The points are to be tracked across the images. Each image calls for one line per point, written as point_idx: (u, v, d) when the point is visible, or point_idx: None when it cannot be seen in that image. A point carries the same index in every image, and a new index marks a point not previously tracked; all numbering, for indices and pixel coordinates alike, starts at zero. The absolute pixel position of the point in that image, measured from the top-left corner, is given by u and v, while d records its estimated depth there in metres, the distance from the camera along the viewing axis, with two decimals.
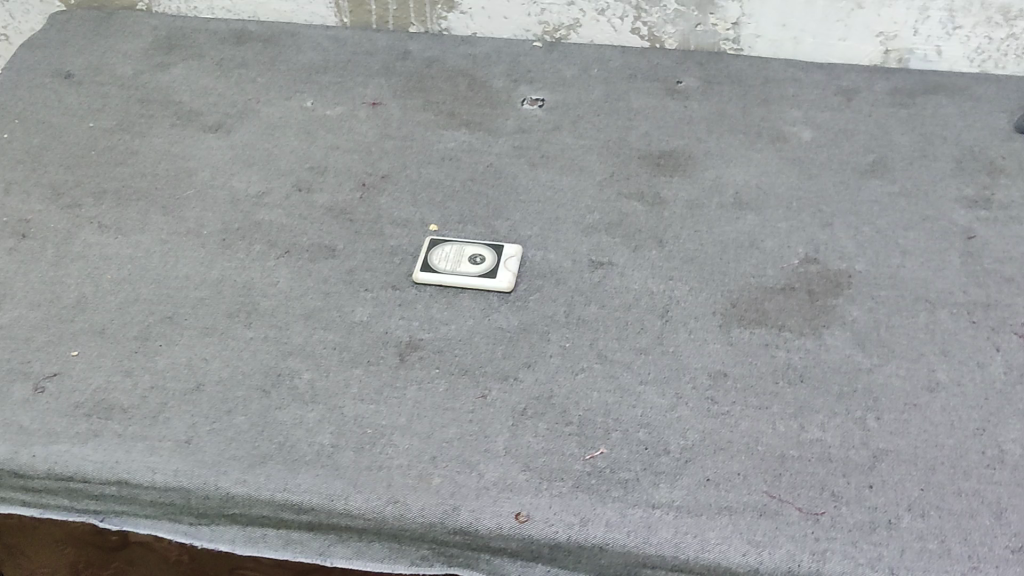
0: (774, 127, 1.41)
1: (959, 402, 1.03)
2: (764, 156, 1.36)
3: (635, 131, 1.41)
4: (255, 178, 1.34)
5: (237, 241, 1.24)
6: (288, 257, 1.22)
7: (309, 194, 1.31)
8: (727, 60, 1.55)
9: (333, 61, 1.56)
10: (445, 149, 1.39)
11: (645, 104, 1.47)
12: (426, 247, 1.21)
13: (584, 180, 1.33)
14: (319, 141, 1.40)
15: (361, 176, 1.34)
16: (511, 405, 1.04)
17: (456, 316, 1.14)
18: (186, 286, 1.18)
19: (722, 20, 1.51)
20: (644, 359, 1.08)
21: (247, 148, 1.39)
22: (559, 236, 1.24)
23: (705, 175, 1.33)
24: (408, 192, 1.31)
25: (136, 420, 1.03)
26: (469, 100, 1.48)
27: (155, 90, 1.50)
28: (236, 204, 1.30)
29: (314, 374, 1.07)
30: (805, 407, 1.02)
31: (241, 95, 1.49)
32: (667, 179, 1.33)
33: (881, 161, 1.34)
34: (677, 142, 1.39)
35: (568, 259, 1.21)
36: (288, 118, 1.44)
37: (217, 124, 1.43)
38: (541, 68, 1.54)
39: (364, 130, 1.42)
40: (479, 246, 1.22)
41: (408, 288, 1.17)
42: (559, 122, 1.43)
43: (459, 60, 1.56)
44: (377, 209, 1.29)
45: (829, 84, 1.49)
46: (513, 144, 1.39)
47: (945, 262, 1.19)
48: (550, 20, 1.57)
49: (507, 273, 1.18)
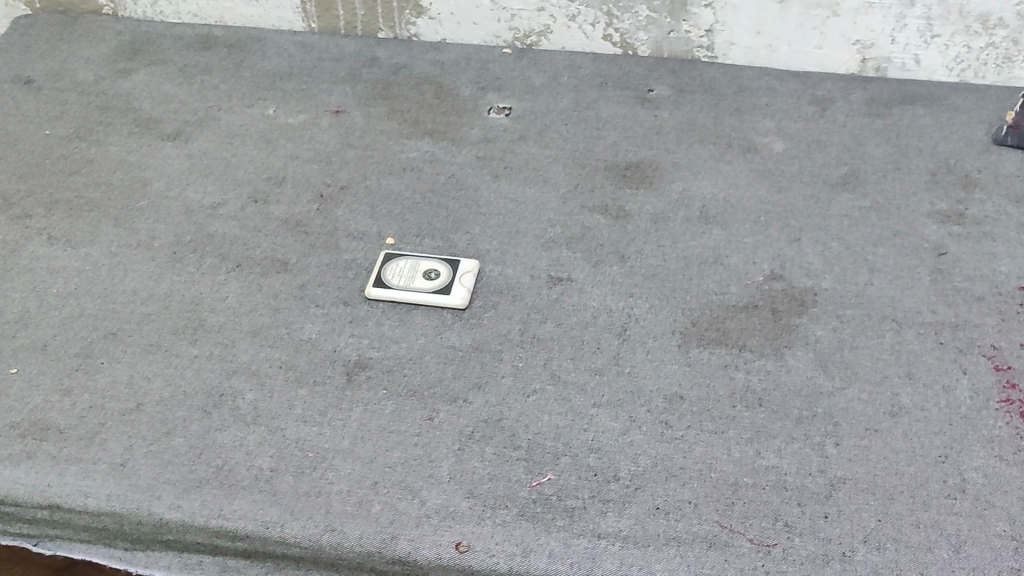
0: (746, 137, 1.37)
1: (922, 428, 0.99)
2: (734, 167, 1.32)
3: (603, 141, 1.38)
4: (210, 188, 1.31)
5: (188, 254, 1.21)
6: (239, 271, 1.19)
7: (264, 205, 1.28)
8: (701, 68, 1.51)
9: (298, 68, 1.53)
10: (407, 159, 1.35)
11: (615, 113, 1.43)
12: (380, 262, 1.18)
13: (547, 192, 1.30)
14: (278, 150, 1.37)
15: (319, 187, 1.31)
16: (458, 428, 1.00)
17: (408, 334, 1.11)
18: (132, 301, 1.15)
19: (695, 27, 1.48)
20: (599, 380, 1.05)
21: (205, 158, 1.36)
22: (519, 251, 1.21)
23: (672, 187, 1.30)
24: (366, 204, 1.28)
25: (72, 441, 0.99)
26: (435, 109, 1.45)
27: (115, 97, 1.47)
28: (190, 215, 1.27)
29: (257, 395, 1.04)
30: (762, 432, 0.99)
31: (202, 103, 1.46)
32: (633, 191, 1.29)
33: (853, 174, 1.30)
34: (646, 153, 1.36)
35: (526, 274, 1.18)
36: (248, 127, 1.41)
37: (176, 133, 1.40)
38: (510, 76, 1.51)
39: (325, 139, 1.39)
40: (435, 261, 1.19)
41: (360, 305, 1.14)
42: (525, 132, 1.40)
43: (427, 67, 1.53)
44: (334, 221, 1.26)
45: (803, 93, 1.45)
46: (477, 155, 1.36)
47: (914, 280, 1.15)
48: (521, 26, 1.54)
49: (462, 289, 1.15)
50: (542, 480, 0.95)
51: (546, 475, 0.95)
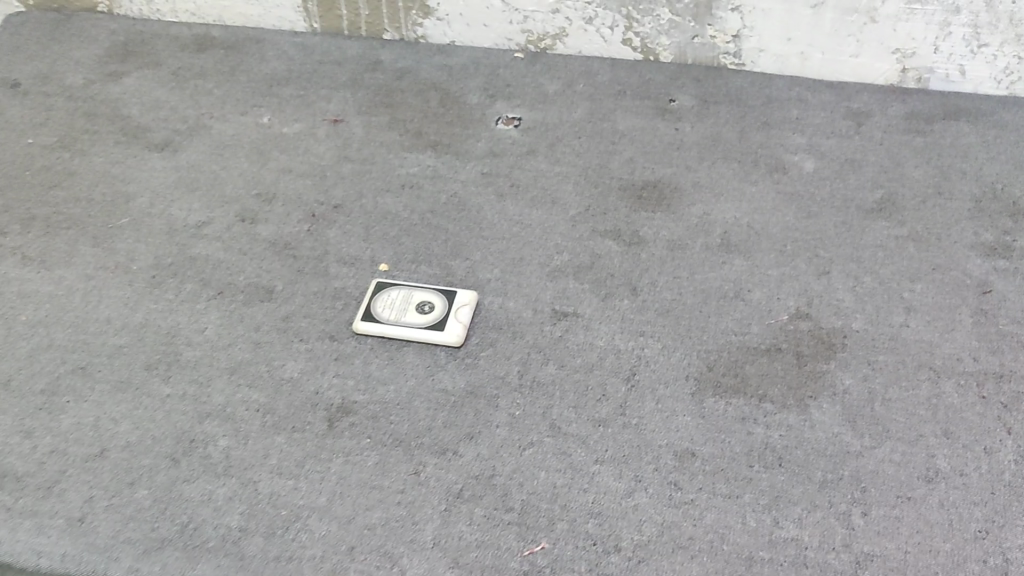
0: (774, 154, 1.27)
1: (960, 497, 0.89)
2: (759, 188, 1.22)
3: (618, 156, 1.28)
4: (196, 206, 1.22)
5: (168, 279, 1.13)
6: (221, 300, 1.10)
7: (252, 225, 1.20)
8: (727, 76, 1.40)
9: (296, 73, 1.44)
10: (407, 175, 1.26)
11: (633, 125, 1.32)
12: (371, 292, 1.10)
13: (556, 214, 1.20)
14: (270, 164, 1.28)
15: (312, 205, 1.22)
16: (446, 485, 0.92)
17: (397, 375, 1.02)
18: (105, 332, 1.07)
19: (721, 32, 1.37)
20: (603, 433, 0.95)
21: (192, 170, 1.27)
22: (521, 281, 1.12)
23: (692, 210, 1.20)
24: (360, 226, 1.19)
25: (29, 492, 0.92)
26: (439, 119, 1.35)
27: (103, 102, 1.39)
28: (172, 235, 1.18)
29: (230, 441, 0.96)
30: (782, 498, 0.89)
31: (193, 109, 1.37)
32: (649, 213, 1.19)
33: (890, 199, 1.20)
34: (664, 170, 1.25)
35: (529, 308, 1.08)
36: (240, 137, 1.33)
37: (163, 142, 1.32)
38: (522, 82, 1.41)
39: (321, 152, 1.30)
40: (430, 292, 1.10)
41: (347, 341, 1.06)
42: (535, 146, 1.30)
43: (433, 72, 1.44)
44: (325, 244, 1.17)
45: (838, 105, 1.34)
46: (482, 171, 1.26)
47: (954, 323, 1.04)
48: (534, 29, 1.43)
49: (457, 325, 1.06)
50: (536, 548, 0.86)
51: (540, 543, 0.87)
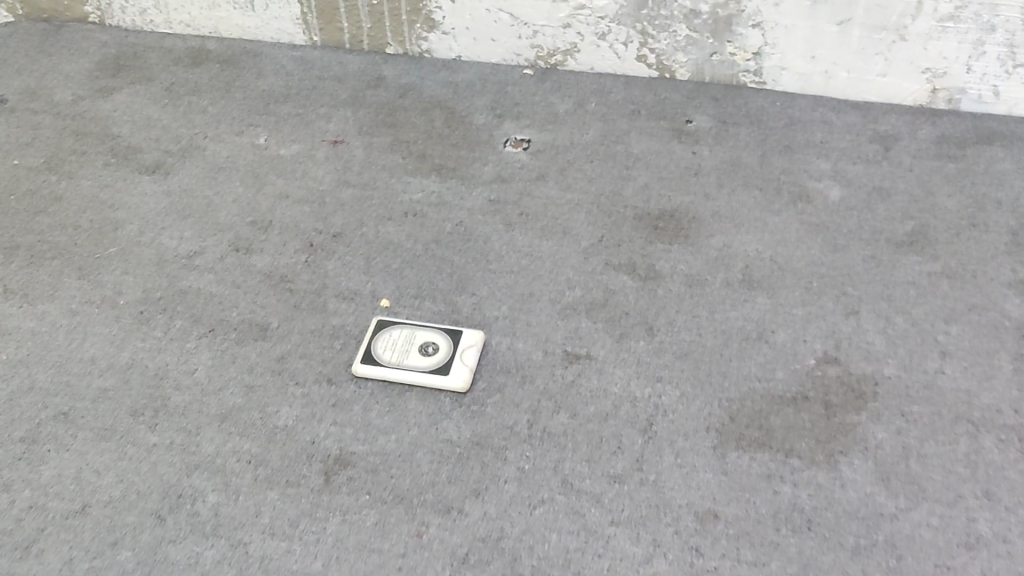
0: (797, 181, 1.20)
1: (1005, 566, 0.82)
2: (783, 218, 1.15)
3: (633, 183, 1.21)
4: (187, 234, 1.16)
5: (157, 315, 1.07)
6: (212, 338, 1.04)
7: (247, 255, 1.13)
8: (747, 95, 1.33)
9: (295, 90, 1.37)
10: (410, 201, 1.20)
11: (648, 147, 1.26)
12: (371, 331, 1.03)
13: (567, 245, 1.13)
14: (266, 188, 1.22)
15: (310, 234, 1.16)
16: (450, 548, 0.85)
17: (399, 424, 0.96)
18: (89, 373, 1.01)
19: (741, 49, 1.30)
20: (618, 491, 0.89)
21: (184, 195, 1.21)
22: (531, 319, 1.05)
23: (711, 241, 1.13)
24: (360, 257, 1.13)
25: (4, 552, 0.86)
26: (444, 140, 1.29)
27: (92, 120, 1.33)
28: (162, 266, 1.12)
29: (220, 497, 0.90)
30: (812, 566, 0.83)
31: (187, 129, 1.31)
32: (666, 245, 1.13)
33: (922, 231, 1.13)
34: (681, 198, 1.19)
35: (539, 350, 1.02)
36: (235, 159, 1.26)
37: (155, 164, 1.26)
38: (531, 101, 1.34)
39: (321, 176, 1.24)
40: (434, 332, 1.03)
41: (346, 385, 0.99)
42: (545, 171, 1.23)
43: (438, 89, 1.37)
44: (323, 278, 1.11)
45: (865, 128, 1.27)
46: (489, 197, 1.20)
47: (993, 369, 0.98)
48: (544, 44, 1.37)
49: (463, 368, 0.99)
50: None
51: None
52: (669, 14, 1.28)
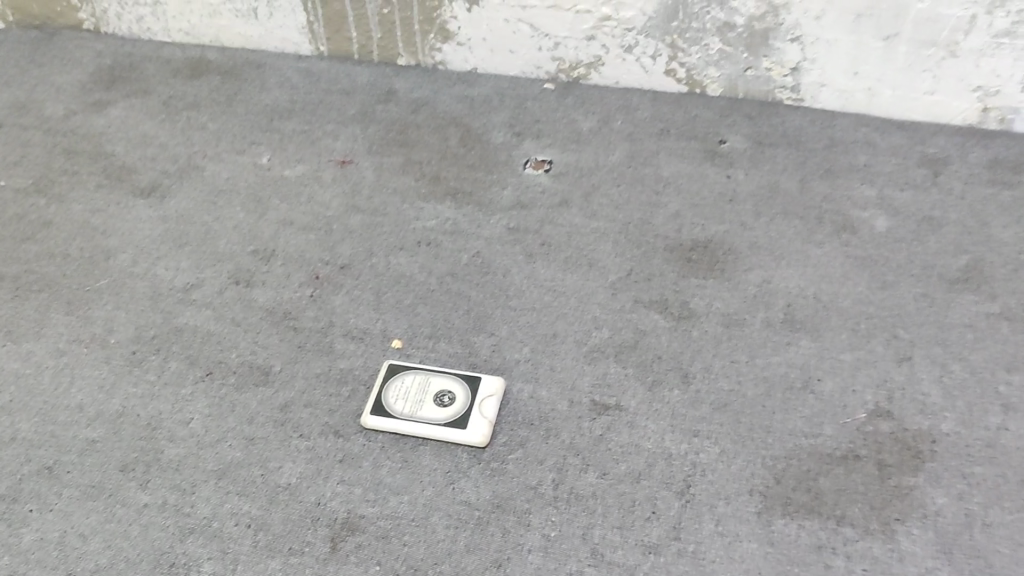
0: (840, 209, 1.11)
1: None
2: (825, 251, 1.07)
3: (663, 210, 1.13)
4: (184, 264, 1.08)
5: (150, 356, 0.99)
6: (210, 383, 0.96)
7: (247, 289, 1.05)
8: (784, 113, 1.24)
9: (300, 104, 1.29)
10: (424, 229, 1.11)
11: (679, 171, 1.17)
12: (381, 377, 0.95)
13: (593, 280, 1.05)
14: (269, 214, 1.14)
15: (316, 266, 1.08)
16: None
17: (412, 483, 0.88)
18: (76, 422, 0.93)
19: (778, 64, 1.21)
20: (654, 563, 0.81)
21: (181, 221, 1.13)
22: (555, 364, 0.97)
23: (749, 276, 1.05)
24: (370, 291, 1.05)
25: None
26: (460, 161, 1.20)
27: (85, 137, 1.24)
28: (157, 301, 1.04)
29: (216, 567, 0.82)
30: None
31: (185, 147, 1.23)
32: (701, 280, 1.05)
33: (977, 266, 1.04)
34: (715, 227, 1.10)
35: (565, 399, 0.94)
36: (236, 181, 1.18)
37: (150, 186, 1.18)
38: (553, 118, 1.25)
39: (327, 200, 1.15)
40: (450, 378, 0.95)
41: (354, 438, 0.91)
42: (568, 196, 1.15)
43: (453, 104, 1.28)
44: (330, 315, 1.02)
45: (911, 150, 1.18)
46: (508, 225, 1.12)
47: None
48: (566, 57, 1.28)
49: (482, 421, 0.91)
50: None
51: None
52: (701, 27, 1.19)
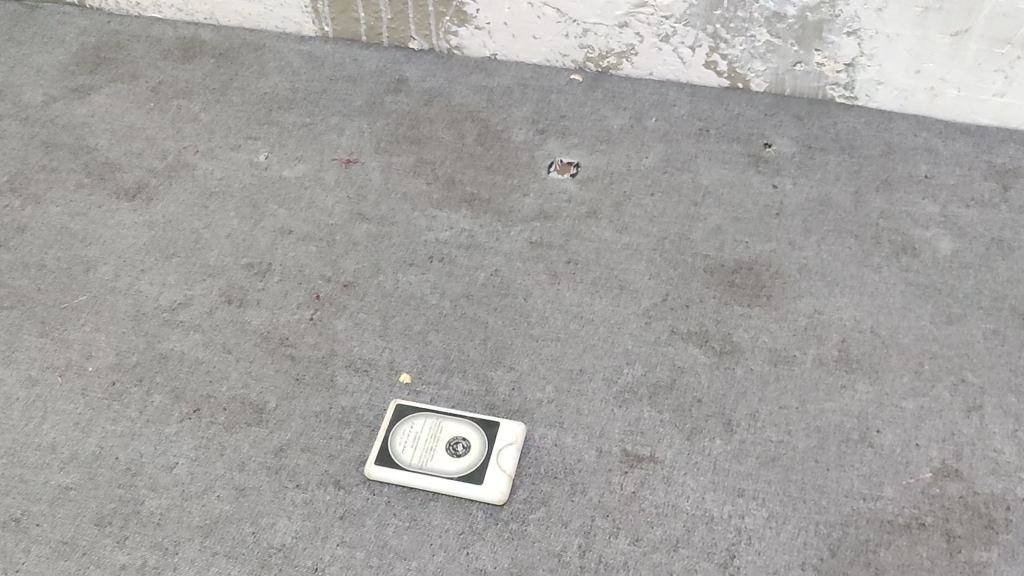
0: (899, 228, 1.00)
1: None
2: (883, 277, 0.96)
3: (702, 224, 1.01)
4: (171, 279, 0.98)
5: (132, 387, 0.89)
6: (197, 421, 0.86)
7: (241, 310, 0.95)
8: (835, 113, 1.12)
9: (301, 93, 1.17)
10: (436, 242, 1.01)
11: (719, 178, 1.06)
12: (388, 421, 0.85)
13: (624, 306, 0.94)
14: (266, 221, 1.03)
15: (317, 283, 0.97)
16: None
17: (421, 546, 0.78)
18: (48, 465, 0.84)
19: (832, 59, 1.09)
20: None
21: (169, 228, 1.03)
22: (582, 406, 0.87)
23: (798, 305, 0.94)
24: (377, 315, 0.94)
25: None
26: (477, 162, 1.09)
27: (66, 129, 1.14)
28: (139, 322, 0.94)
29: None
30: None
31: (175, 142, 1.12)
32: (745, 309, 0.94)
33: None
34: (761, 246, 0.99)
35: (592, 449, 0.84)
36: (230, 182, 1.07)
37: (136, 187, 1.07)
38: (580, 114, 1.14)
39: (330, 206, 1.04)
40: (464, 423, 0.85)
41: (357, 490, 0.82)
42: (597, 205, 1.04)
43: (470, 95, 1.17)
44: (331, 342, 0.92)
45: (978, 159, 1.06)
46: (530, 238, 1.01)
47: None
48: (595, 45, 1.16)
49: (500, 474, 0.82)
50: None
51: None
52: (747, 17, 1.07)
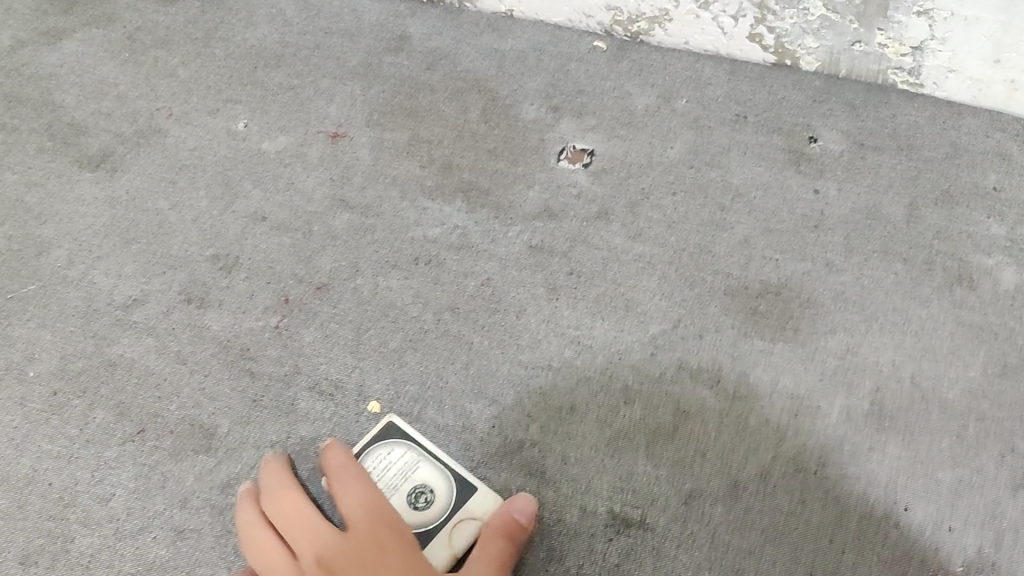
0: (956, 252, 0.86)
1: None
2: (932, 314, 0.83)
3: (728, 234, 0.89)
4: (128, 270, 0.88)
5: (74, 400, 0.81)
6: (140, 444, 0.78)
7: (201, 312, 0.85)
8: (896, 102, 0.97)
9: (292, 49, 1.05)
10: (424, 240, 0.89)
11: (753, 177, 0.92)
12: (370, 437, 0.78)
13: (629, 331, 0.83)
14: (239, 204, 0.92)
15: (288, 283, 0.87)
16: None
17: None
18: None
19: (896, 40, 0.91)
20: None
21: (131, 207, 0.93)
22: (568, 452, 0.77)
23: (829, 343, 0.82)
24: (350, 325, 0.84)
25: None
26: (479, 142, 0.96)
27: (32, 80, 1.03)
28: (89, 321, 0.85)
29: None
30: None
31: (148, 102, 1.00)
32: (767, 343, 0.82)
33: None
34: (793, 265, 0.86)
35: (576, 507, 0.74)
36: (203, 153, 0.96)
37: (100, 155, 0.96)
38: (601, 89, 1.00)
39: (311, 188, 0.93)
40: (440, 471, 0.76)
41: None
42: (609, 203, 0.91)
43: (479, 60, 1.03)
44: (297, 357, 0.82)
45: None
46: (529, 241, 0.89)
47: None
48: (624, 8, 1.00)
49: (444, 546, 0.72)
50: (513, 509, 0.71)
51: (519, 501, 0.72)
52: None
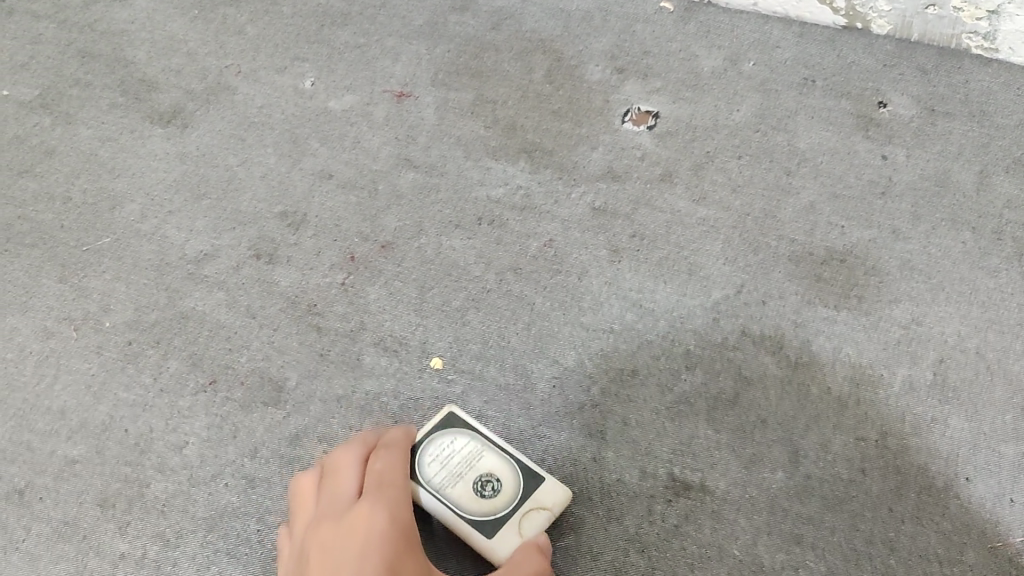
0: None
1: None
2: (1000, 284, 0.82)
3: (793, 200, 0.88)
4: (199, 225, 0.90)
5: (148, 350, 0.83)
6: (212, 395, 0.81)
7: (268, 268, 0.87)
8: (969, 67, 0.95)
9: (358, 8, 1.05)
10: (487, 200, 0.90)
11: (820, 142, 0.91)
12: (432, 425, 0.74)
13: (692, 296, 0.83)
14: (306, 161, 0.94)
15: (353, 241, 0.88)
16: None
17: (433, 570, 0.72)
18: (56, 433, 0.80)
19: (971, 4, 0.91)
20: None
21: (201, 164, 0.94)
22: (629, 415, 0.78)
23: (894, 312, 0.81)
24: (414, 283, 0.86)
25: None
26: (543, 103, 0.96)
27: (104, 36, 1.05)
28: (161, 274, 0.87)
29: None
30: None
31: (217, 59, 1.02)
32: (830, 311, 0.82)
33: None
34: (859, 232, 0.86)
35: (636, 468, 0.76)
36: (271, 111, 0.97)
37: (171, 111, 0.98)
38: (667, 50, 0.99)
39: (376, 147, 0.94)
40: (507, 461, 0.73)
41: None
42: (673, 166, 0.91)
43: (544, 20, 1.03)
44: (362, 314, 0.84)
45: None
46: (592, 203, 0.89)
47: None
48: None
49: (514, 534, 0.70)
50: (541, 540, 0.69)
51: (542, 537, 0.69)
52: None
